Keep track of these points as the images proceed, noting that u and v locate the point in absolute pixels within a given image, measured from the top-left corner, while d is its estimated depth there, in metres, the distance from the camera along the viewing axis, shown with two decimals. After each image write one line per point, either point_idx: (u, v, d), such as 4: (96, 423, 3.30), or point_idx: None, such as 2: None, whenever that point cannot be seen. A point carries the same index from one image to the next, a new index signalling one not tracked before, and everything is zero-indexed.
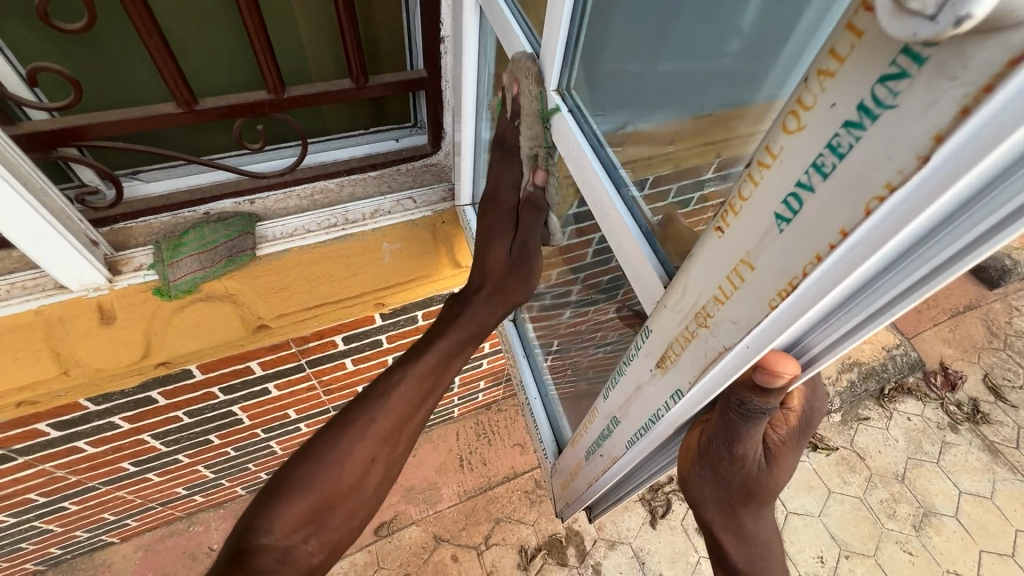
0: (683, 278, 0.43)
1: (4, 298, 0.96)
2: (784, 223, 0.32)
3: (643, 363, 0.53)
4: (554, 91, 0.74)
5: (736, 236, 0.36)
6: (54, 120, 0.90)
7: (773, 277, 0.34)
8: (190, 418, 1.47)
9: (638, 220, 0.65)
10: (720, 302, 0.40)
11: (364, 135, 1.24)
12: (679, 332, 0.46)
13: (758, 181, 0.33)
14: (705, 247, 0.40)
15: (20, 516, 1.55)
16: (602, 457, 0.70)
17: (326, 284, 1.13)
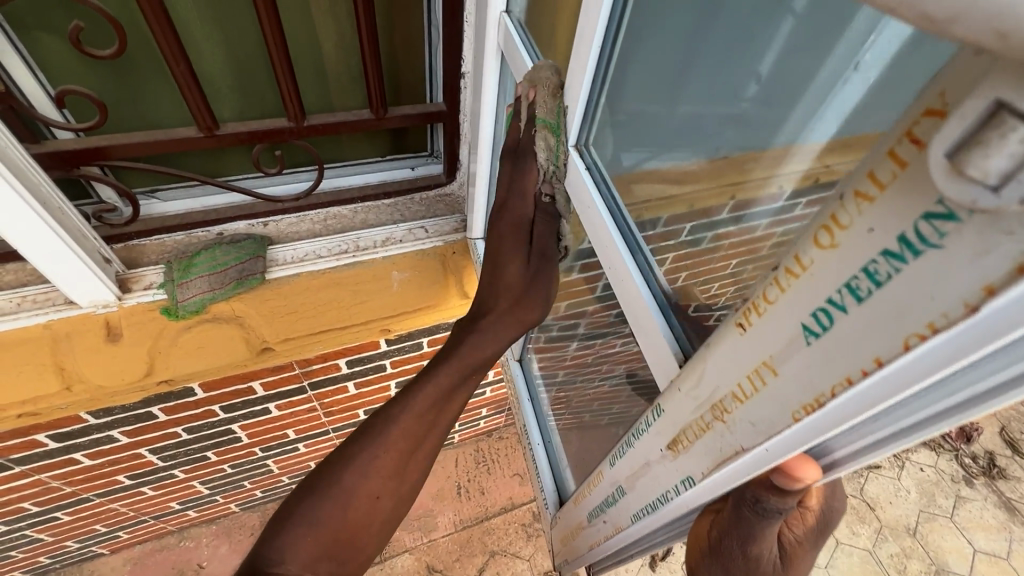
0: (700, 367, 0.41)
1: (13, 311, 0.96)
2: (811, 336, 0.31)
3: (654, 441, 0.51)
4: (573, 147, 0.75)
5: (759, 338, 0.34)
6: (78, 140, 0.91)
7: (799, 388, 0.32)
8: (189, 434, 1.47)
9: (656, 293, 0.63)
10: (739, 400, 0.38)
11: (381, 163, 1.25)
12: (692, 421, 0.44)
13: (785, 287, 0.32)
14: (725, 342, 0.38)
15: (12, 525, 1.54)
16: (605, 523, 0.67)
17: (333, 311, 1.13)
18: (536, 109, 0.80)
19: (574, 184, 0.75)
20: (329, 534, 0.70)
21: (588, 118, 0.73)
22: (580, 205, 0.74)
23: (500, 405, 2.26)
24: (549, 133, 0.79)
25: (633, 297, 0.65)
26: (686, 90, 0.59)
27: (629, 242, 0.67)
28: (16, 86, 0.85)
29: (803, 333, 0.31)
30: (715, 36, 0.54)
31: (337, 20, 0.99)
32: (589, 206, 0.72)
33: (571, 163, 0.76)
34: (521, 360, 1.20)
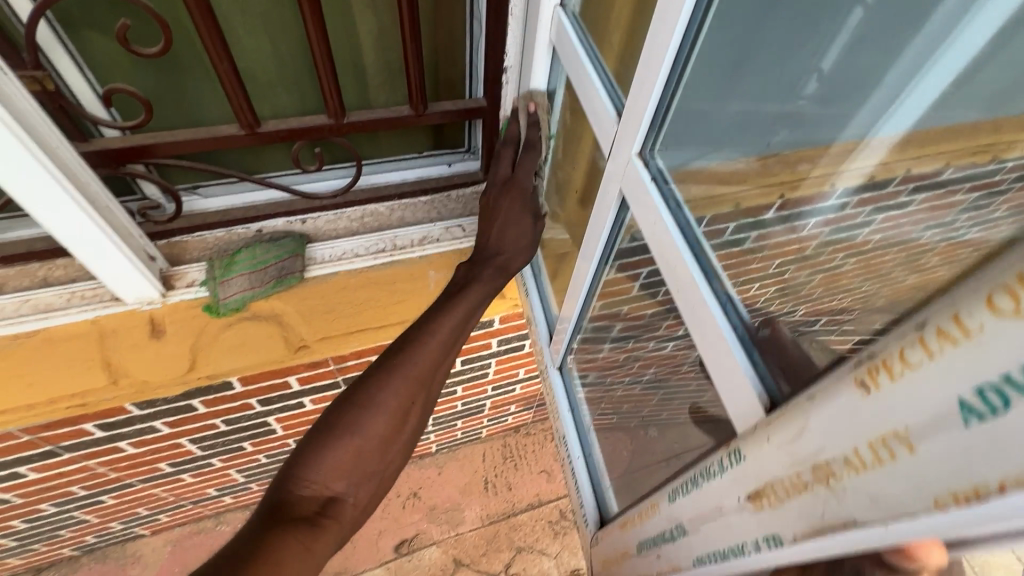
0: (802, 421, 0.39)
1: (64, 306, 0.98)
2: (973, 418, 0.27)
3: (729, 489, 0.47)
4: (637, 154, 0.66)
5: (889, 403, 0.31)
6: (124, 138, 0.92)
7: (946, 468, 0.28)
8: (227, 426, 1.49)
9: (736, 325, 0.56)
10: (856, 469, 0.34)
11: (418, 160, 1.22)
12: (785, 477, 0.40)
13: (940, 355, 0.28)
14: (841, 399, 0.35)
15: (61, 506, 1.60)
16: (658, 559, 0.61)
17: (369, 311, 1.11)
18: (594, 112, 0.75)
19: (636, 196, 0.68)
20: (367, 441, 0.66)
21: (654, 127, 0.64)
22: (642, 218, 0.68)
23: (529, 401, 2.24)
24: (608, 141, 0.73)
25: (705, 323, 0.58)
26: (736, 87, 0.59)
27: (704, 267, 0.59)
28: (64, 83, 0.85)
29: (958, 408, 0.28)
30: (769, 36, 0.54)
31: (378, 16, 0.96)
32: (654, 223, 0.65)
33: (633, 171, 0.68)
34: (563, 369, 1.12)
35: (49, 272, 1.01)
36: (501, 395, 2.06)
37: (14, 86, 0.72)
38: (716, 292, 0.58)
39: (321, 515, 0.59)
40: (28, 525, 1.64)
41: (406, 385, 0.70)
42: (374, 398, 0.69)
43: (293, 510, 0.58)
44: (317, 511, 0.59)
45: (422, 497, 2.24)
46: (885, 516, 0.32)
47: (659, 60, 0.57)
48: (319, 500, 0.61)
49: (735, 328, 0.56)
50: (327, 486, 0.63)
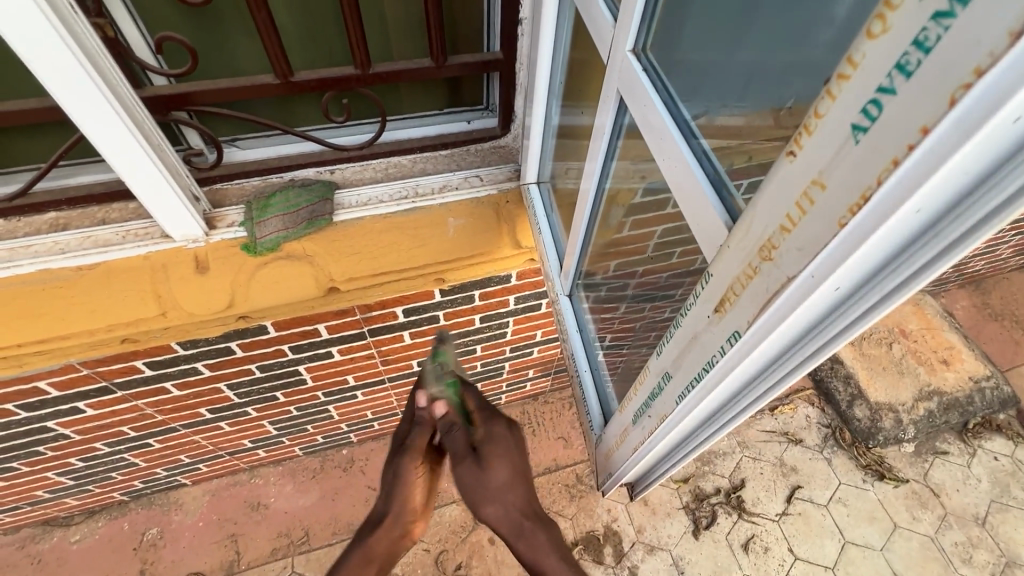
0: (750, 212, 0.45)
1: (120, 242, 1.08)
2: (860, 133, 0.33)
3: (702, 311, 0.55)
4: (630, 52, 0.73)
5: (807, 157, 0.37)
6: (172, 86, 1.01)
7: (845, 191, 0.35)
8: (261, 373, 1.60)
9: (710, 173, 0.62)
10: (787, 230, 0.40)
11: (438, 116, 1.30)
12: (740, 269, 0.47)
13: (837, 93, 0.34)
14: (776, 175, 0.41)
15: (113, 447, 1.74)
16: (648, 419, 0.73)
17: (392, 252, 1.19)
18: (597, 28, 0.81)
19: (630, 89, 0.74)
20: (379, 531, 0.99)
21: (646, 24, 0.70)
22: (635, 105, 0.73)
23: (546, 369, 2.30)
24: (607, 47, 0.79)
25: (683, 180, 0.65)
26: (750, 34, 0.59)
27: (683, 130, 0.66)
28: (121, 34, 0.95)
29: (853, 133, 0.33)
30: None
31: None
32: (644, 107, 0.71)
33: (627, 67, 0.73)
34: (572, 296, 1.20)
35: (106, 214, 1.12)
36: (519, 359, 2.12)
37: (84, 27, 0.81)
38: (694, 152, 0.64)
39: None
40: (84, 465, 1.79)
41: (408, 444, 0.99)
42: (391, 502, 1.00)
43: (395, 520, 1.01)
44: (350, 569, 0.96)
45: None
46: (809, 260, 0.39)
47: None
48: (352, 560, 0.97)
49: (709, 176, 0.62)
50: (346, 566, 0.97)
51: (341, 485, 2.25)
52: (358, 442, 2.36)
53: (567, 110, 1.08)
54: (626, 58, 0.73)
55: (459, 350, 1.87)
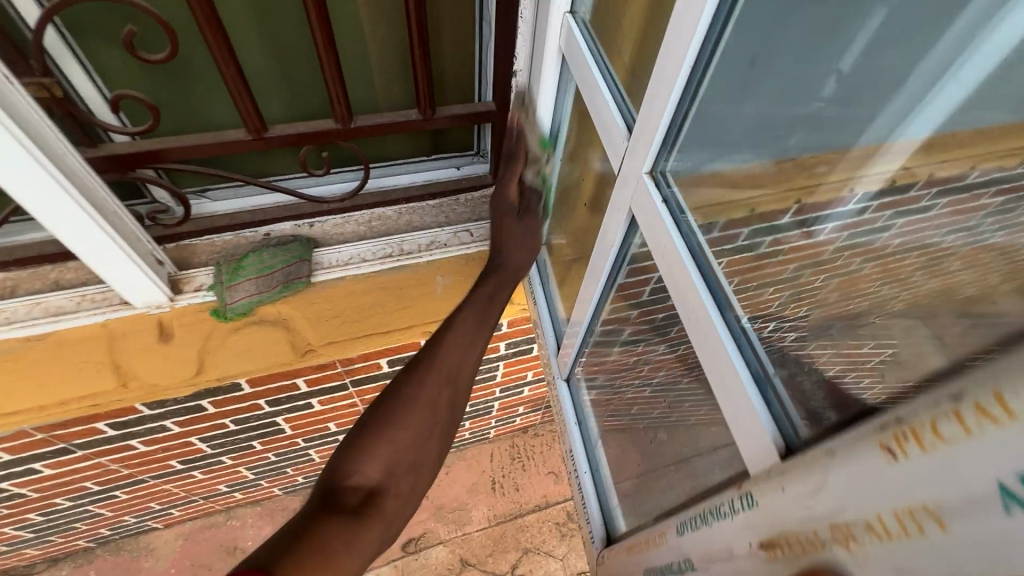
0: (820, 477, 0.37)
1: (75, 309, 0.99)
2: (1015, 502, 0.25)
3: (741, 532, 0.44)
4: (647, 173, 0.65)
5: (918, 473, 0.30)
6: (133, 143, 0.92)
7: (976, 552, 0.27)
8: (236, 426, 1.50)
9: (752, 363, 0.53)
10: (874, 536, 0.32)
11: (425, 163, 1.22)
12: (799, 531, 0.38)
13: (981, 429, 0.27)
14: (866, 464, 0.33)
15: (75, 500, 1.63)
16: None
17: (376, 315, 1.11)
18: (605, 125, 0.73)
19: (648, 221, 0.66)
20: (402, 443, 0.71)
21: (669, 141, 0.61)
22: (650, 237, 0.65)
23: (537, 404, 2.23)
24: (618, 156, 0.71)
25: (718, 355, 0.54)
26: (753, 92, 0.59)
27: (714, 291, 0.57)
28: (73, 89, 0.86)
29: (999, 495, 0.26)
30: (792, 35, 0.55)
31: (387, 21, 0.96)
32: (663, 244, 0.63)
33: (643, 192, 0.65)
34: (569, 378, 1.12)
35: (60, 275, 1.02)
36: (509, 397, 2.05)
37: (19, 94, 0.71)
38: (728, 326, 0.55)
39: (363, 505, 0.63)
40: (44, 518, 1.68)
41: (436, 370, 0.79)
42: (410, 397, 0.75)
43: (339, 500, 0.63)
44: (359, 504, 0.63)
45: (429, 497, 2.23)
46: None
47: (679, 62, 0.54)
48: (361, 492, 0.65)
49: (750, 368, 0.52)
50: (370, 477, 0.67)
51: None
52: None
53: (566, 168, 1.01)
54: (641, 179, 0.65)
55: None
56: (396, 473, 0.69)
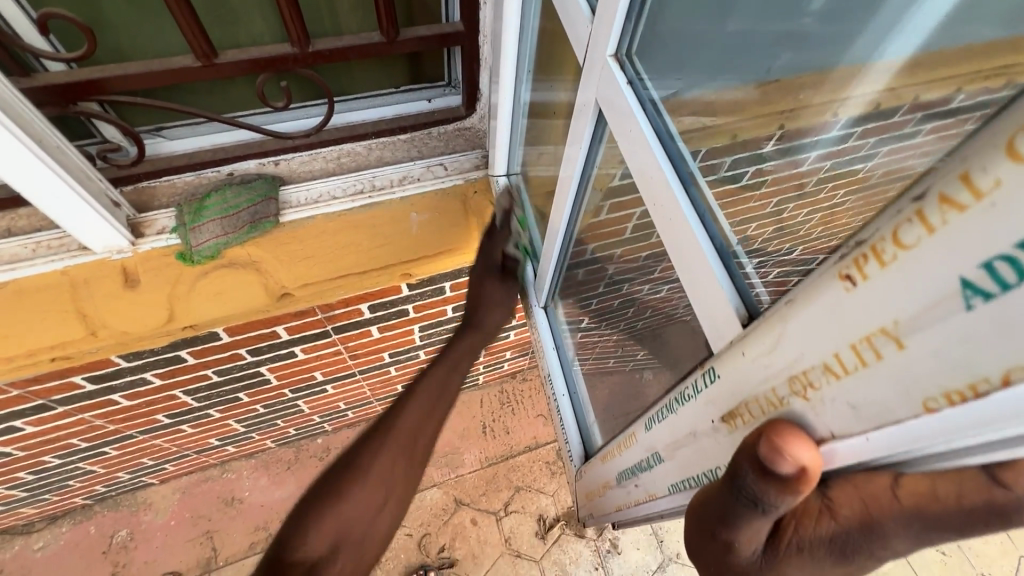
0: (776, 330, 0.36)
1: (30, 257, 0.95)
2: (975, 298, 0.25)
3: (705, 411, 0.47)
4: (612, 57, 0.60)
5: (877, 295, 0.29)
6: (70, 72, 0.85)
7: (941, 362, 0.27)
8: (219, 376, 1.49)
9: (714, 238, 0.50)
10: (834, 375, 0.33)
11: (394, 95, 1.15)
12: (757, 393, 0.40)
13: (939, 228, 0.25)
14: (821, 301, 0.32)
15: (65, 458, 1.63)
16: (636, 487, 0.66)
17: (350, 254, 1.07)
18: (572, 21, 0.68)
19: (611, 104, 0.61)
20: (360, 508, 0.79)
21: (632, 20, 0.56)
22: (614, 124, 0.62)
23: (524, 348, 2.23)
24: (582, 44, 0.66)
25: (684, 239, 0.51)
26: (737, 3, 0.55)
27: (681, 174, 0.54)
28: None
29: (962, 289, 0.25)
30: None
31: None
32: (629, 130, 0.59)
33: (608, 77, 0.60)
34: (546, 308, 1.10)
35: (12, 222, 0.97)
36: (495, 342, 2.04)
37: None
38: (695, 204, 0.52)
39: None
40: (35, 476, 1.69)
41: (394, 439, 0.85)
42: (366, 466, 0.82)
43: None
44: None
45: None
46: (867, 424, 0.32)
47: None
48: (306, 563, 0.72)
49: (715, 241, 0.50)
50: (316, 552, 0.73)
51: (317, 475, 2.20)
52: (334, 430, 2.29)
53: (539, 91, 0.96)
54: (605, 66, 0.60)
55: (432, 339, 1.79)
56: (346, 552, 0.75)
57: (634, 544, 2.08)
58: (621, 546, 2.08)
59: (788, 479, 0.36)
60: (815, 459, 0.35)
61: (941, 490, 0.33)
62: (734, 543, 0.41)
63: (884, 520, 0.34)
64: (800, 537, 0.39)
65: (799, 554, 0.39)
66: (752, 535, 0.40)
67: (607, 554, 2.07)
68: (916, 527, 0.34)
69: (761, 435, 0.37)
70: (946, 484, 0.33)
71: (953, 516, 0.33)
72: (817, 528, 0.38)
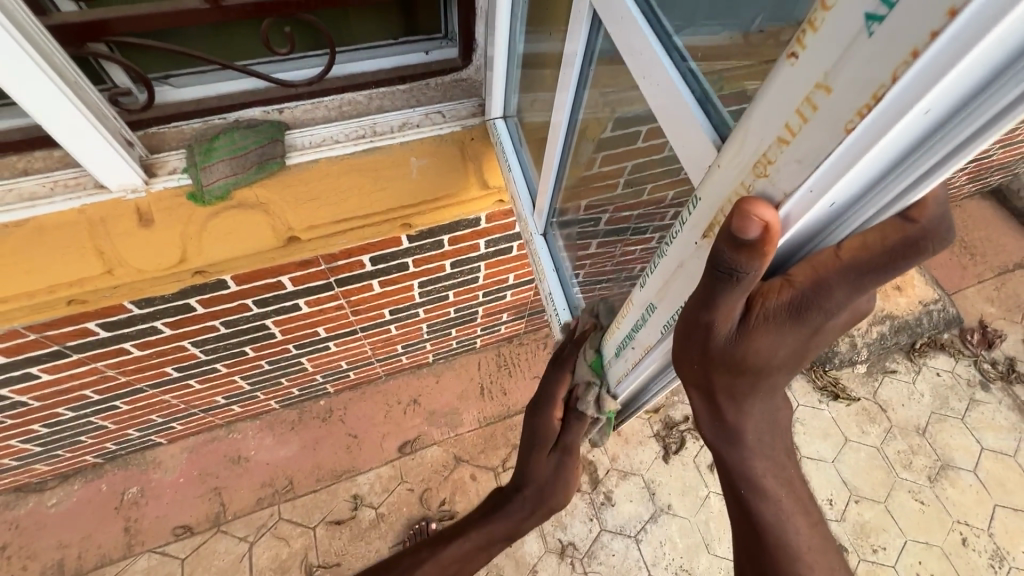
0: (743, 126, 0.42)
1: (49, 195, 1.00)
2: (875, 23, 0.29)
3: (689, 236, 0.55)
4: None
5: (811, 57, 0.34)
6: (84, 11, 0.89)
7: (855, 92, 0.32)
8: (227, 328, 1.54)
9: (693, 85, 0.54)
10: (785, 142, 0.38)
11: (393, 47, 1.19)
12: (731, 193, 0.46)
13: None
14: (773, 81, 0.38)
15: (78, 411, 1.70)
16: (632, 350, 0.78)
17: (353, 198, 1.14)
18: None
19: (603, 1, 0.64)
20: None
21: None
22: (607, 14, 0.64)
23: (520, 311, 2.26)
24: None
25: (667, 98, 0.56)
26: None
27: (662, 39, 0.57)
28: None
29: (867, 17, 0.30)
30: None
31: None
32: (619, 16, 0.62)
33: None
34: (546, 235, 1.15)
35: (29, 163, 1.01)
36: (491, 303, 2.08)
37: None
38: (675, 62, 0.55)
39: None
40: (49, 430, 1.75)
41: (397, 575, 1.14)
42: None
43: None
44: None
45: (422, 404, 2.35)
46: (809, 175, 0.38)
47: None
48: None
49: (693, 92, 0.54)
50: None
51: (321, 434, 2.27)
52: (335, 392, 2.36)
53: (532, 38, 1.00)
54: None
55: (430, 297, 1.85)
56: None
57: (627, 497, 2.16)
58: (614, 498, 2.16)
59: (755, 243, 0.40)
60: (776, 217, 0.39)
61: (869, 239, 0.42)
62: (713, 324, 0.48)
63: (830, 275, 0.44)
64: (765, 309, 0.47)
65: (764, 324, 0.47)
66: (727, 313, 0.47)
67: (601, 506, 2.15)
68: (855, 275, 0.43)
69: (730, 211, 0.41)
70: (873, 236, 0.42)
71: (877, 258, 0.42)
72: (781, 297, 0.46)
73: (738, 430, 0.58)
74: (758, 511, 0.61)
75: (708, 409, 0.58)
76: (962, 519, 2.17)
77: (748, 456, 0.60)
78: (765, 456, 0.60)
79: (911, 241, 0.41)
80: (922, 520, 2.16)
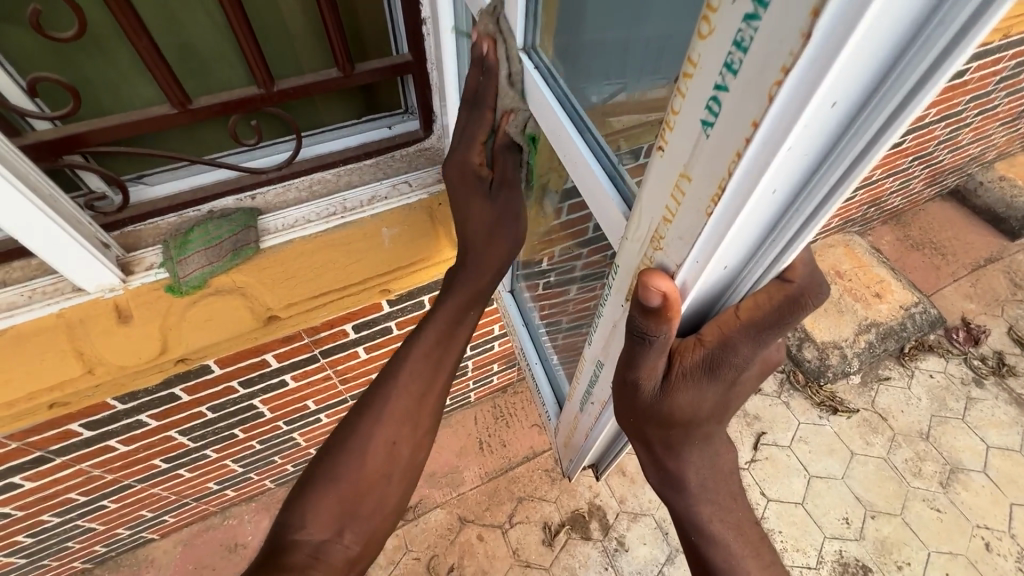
0: (638, 207, 0.51)
1: (26, 303, 1.02)
2: (709, 127, 0.39)
3: (617, 297, 0.63)
4: (521, 49, 0.72)
5: (674, 155, 0.44)
6: (56, 128, 0.94)
7: (705, 182, 0.41)
8: (214, 413, 1.53)
9: (605, 163, 0.63)
10: (669, 220, 0.47)
11: (357, 125, 1.26)
12: (639, 260, 0.55)
13: (686, 90, 0.40)
14: (654, 171, 0.47)
15: (64, 516, 1.64)
16: (593, 404, 0.86)
17: (328, 275, 1.17)
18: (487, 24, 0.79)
19: (528, 91, 0.74)
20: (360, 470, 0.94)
21: (531, 15, 0.68)
22: (531, 101, 0.74)
23: (510, 360, 2.26)
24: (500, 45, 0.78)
25: (584, 174, 0.65)
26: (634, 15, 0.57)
27: (577, 122, 0.66)
28: None
29: (703, 124, 0.39)
30: None
31: None
32: (540, 102, 0.71)
33: (520, 68, 0.73)
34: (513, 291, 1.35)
35: (6, 274, 1.04)
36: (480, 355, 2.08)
37: None
38: (588, 142, 0.65)
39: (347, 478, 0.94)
40: (34, 540, 1.68)
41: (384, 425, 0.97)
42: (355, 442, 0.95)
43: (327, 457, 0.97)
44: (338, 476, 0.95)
45: None
46: (691, 246, 0.46)
47: None
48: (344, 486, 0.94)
49: (605, 167, 0.63)
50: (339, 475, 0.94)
51: None
52: None
53: None
54: (515, 58, 0.73)
55: None
56: (349, 515, 0.92)
57: (640, 540, 2.10)
58: (628, 543, 2.09)
59: (658, 309, 0.50)
60: (670, 287, 0.49)
61: (759, 300, 0.52)
62: (640, 381, 0.60)
63: (732, 335, 0.54)
64: (683, 365, 0.58)
65: (683, 380, 0.59)
66: (649, 371, 0.58)
67: (615, 553, 2.08)
68: (751, 333, 0.53)
69: (636, 282, 0.51)
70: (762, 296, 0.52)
71: (769, 315, 0.52)
72: (693, 356, 0.57)
73: (679, 477, 0.70)
74: (709, 555, 0.72)
75: (654, 459, 0.71)
76: (982, 523, 2.14)
77: (692, 502, 0.71)
78: (709, 502, 0.71)
79: (792, 298, 0.51)
80: (942, 528, 2.11)
